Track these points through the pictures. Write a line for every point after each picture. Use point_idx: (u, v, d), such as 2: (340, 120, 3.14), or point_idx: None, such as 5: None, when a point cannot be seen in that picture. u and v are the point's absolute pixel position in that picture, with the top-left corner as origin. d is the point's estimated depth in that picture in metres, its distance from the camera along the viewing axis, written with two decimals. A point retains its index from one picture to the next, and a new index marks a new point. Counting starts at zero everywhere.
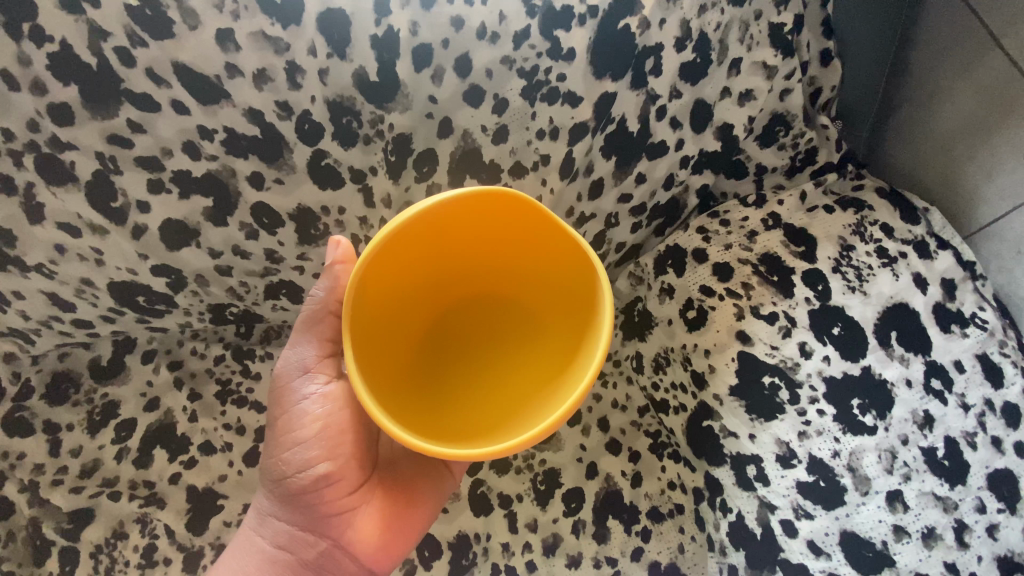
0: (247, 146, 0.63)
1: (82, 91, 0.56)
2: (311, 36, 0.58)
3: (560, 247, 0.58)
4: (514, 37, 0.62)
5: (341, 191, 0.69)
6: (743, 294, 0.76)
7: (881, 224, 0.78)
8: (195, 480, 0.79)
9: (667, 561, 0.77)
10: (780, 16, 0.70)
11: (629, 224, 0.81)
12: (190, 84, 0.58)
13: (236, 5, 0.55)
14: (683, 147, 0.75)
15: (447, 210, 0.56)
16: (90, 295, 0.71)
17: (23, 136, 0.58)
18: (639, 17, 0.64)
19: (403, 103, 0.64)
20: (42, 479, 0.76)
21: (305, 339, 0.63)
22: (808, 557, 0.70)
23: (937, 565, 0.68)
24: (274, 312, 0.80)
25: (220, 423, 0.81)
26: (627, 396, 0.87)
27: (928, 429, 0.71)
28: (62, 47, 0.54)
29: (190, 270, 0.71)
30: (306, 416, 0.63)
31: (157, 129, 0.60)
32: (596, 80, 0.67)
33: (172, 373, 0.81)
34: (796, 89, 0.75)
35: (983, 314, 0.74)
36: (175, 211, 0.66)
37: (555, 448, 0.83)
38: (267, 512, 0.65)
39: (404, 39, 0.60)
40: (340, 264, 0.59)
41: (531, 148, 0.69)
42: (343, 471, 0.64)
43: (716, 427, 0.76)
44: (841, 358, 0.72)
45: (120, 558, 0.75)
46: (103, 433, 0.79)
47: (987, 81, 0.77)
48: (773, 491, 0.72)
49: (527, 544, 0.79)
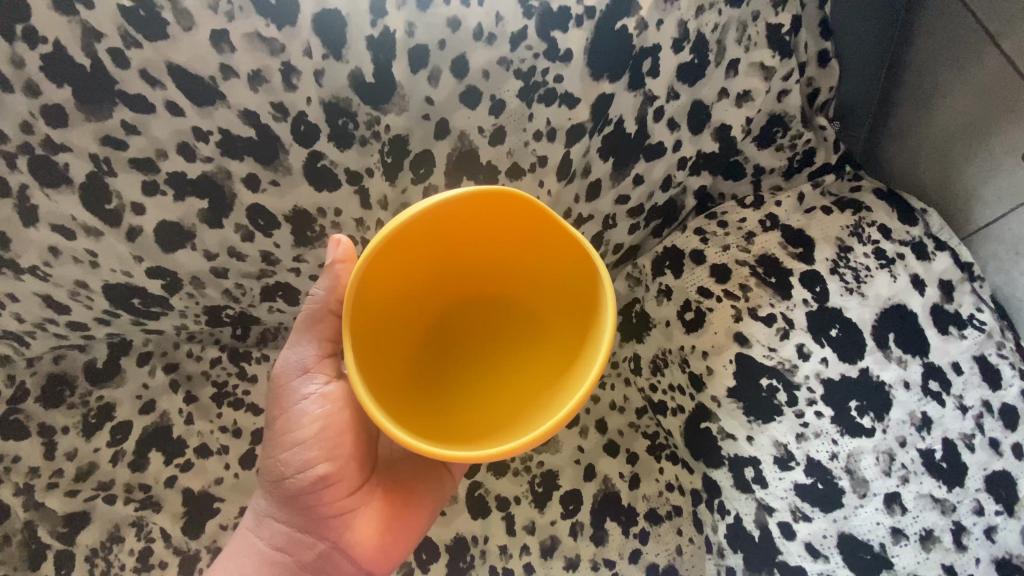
0: (242, 148, 0.63)
1: (75, 92, 0.56)
2: (307, 37, 0.58)
3: (562, 246, 0.57)
4: (510, 37, 0.62)
5: (338, 192, 0.68)
6: (741, 295, 0.76)
7: (879, 225, 0.78)
8: (191, 483, 0.78)
9: (665, 563, 0.78)
10: (778, 16, 0.70)
11: (627, 225, 0.80)
12: (184, 85, 0.58)
13: (231, 5, 0.55)
14: (681, 148, 0.75)
15: (448, 210, 0.56)
16: (85, 297, 0.71)
17: (17, 137, 0.57)
18: (636, 17, 0.64)
19: (400, 104, 0.63)
20: (37, 482, 0.76)
21: (305, 339, 0.63)
22: (806, 559, 0.70)
23: (935, 567, 0.68)
24: (271, 313, 0.79)
25: (217, 425, 0.81)
26: (625, 397, 0.87)
27: (926, 431, 0.71)
28: (56, 48, 0.54)
29: (185, 272, 0.71)
30: (306, 416, 0.63)
31: (152, 130, 0.60)
32: (593, 82, 0.66)
33: (168, 375, 0.81)
34: (794, 89, 0.74)
35: (981, 315, 0.74)
36: (170, 213, 0.66)
37: (553, 450, 0.83)
38: (266, 512, 0.65)
39: (400, 40, 0.60)
40: (339, 263, 0.59)
41: (528, 149, 0.69)
42: (343, 472, 0.64)
43: (714, 429, 0.76)
44: (839, 359, 0.72)
45: (116, 562, 0.74)
46: (98, 436, 0.78)
47: (984, 82, 0.76)
48: (770, 493, 0.72)
49: (525, 546, 0.79)
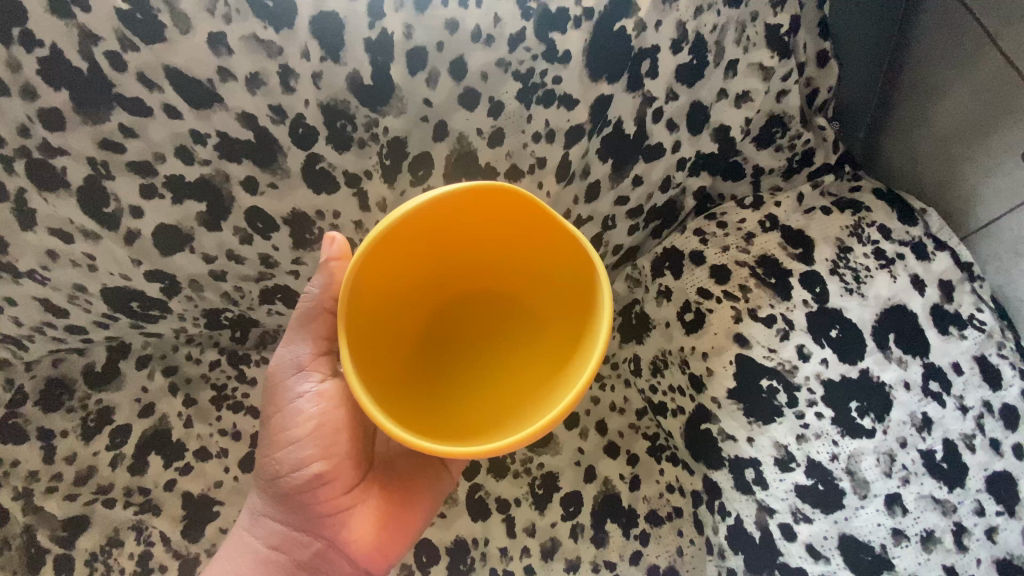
0: (240, 150, 0.62)
1: (73, 96, 0.56)
2: (304, 40, 0.57)
3: (558, 240, 0.57)
4: (508, 39, 0.62)
5: (336, 195, 0.68)
6: (741, 296, 0.76)
7: (878, 226, 0.78)
8: (190, 487, 0.78)
9: (666, 565, 0.77)
10: (777, 16, 0.70)
11: (627, 226, 0.80)
12: (180, 88, 0.57)
13: (227, 8, 0.55)
14: (680, 148, 0.74)
15: (446, 205, 0.56)
16: (84, 301, 0.71)
17: (15, 142, 0.57)
18: (634, 18, 0.64)
19: (398, 107, 0.63)
20: (36, 486, 0.75)
21: (300, 337, 0.62)
22: (808, 561, 0.70)
23: (936, 568, 0.68)
24: (269, 316, 0.79)
25: (216, 429, 0.80)
26: (626, 398, 0.86)
27: (926, 432, 0.71)
28: (53, 52, 0.54)
29: (184, 275, 0.71)
30: (300, 415, 0.62)
31: (150, 133, 0.59)
32: (592, 83, 0.66)
33: (167, 378, 0.81)
34: (793, 90, 0.74)
35: (981, 315, 0.74)
36: (169, 216, 0.65)
37: (553, 452, 0.83)
38: (261, 511, 0.65)
39: (398, 42, 0.60)
40: (335, 261, 0.59)
41: (528, 151, 0.69)
42: (339, 470, 0.64)
43: (714, 430, 0.76)
44: (839, 360, 0.72)
45: (116, 566, 0.74)
46: (97, 440, 0.78)
47: (984, 82, 0.76)
48: (771, 495, 0.72)
49: (526, 549, 0.78)
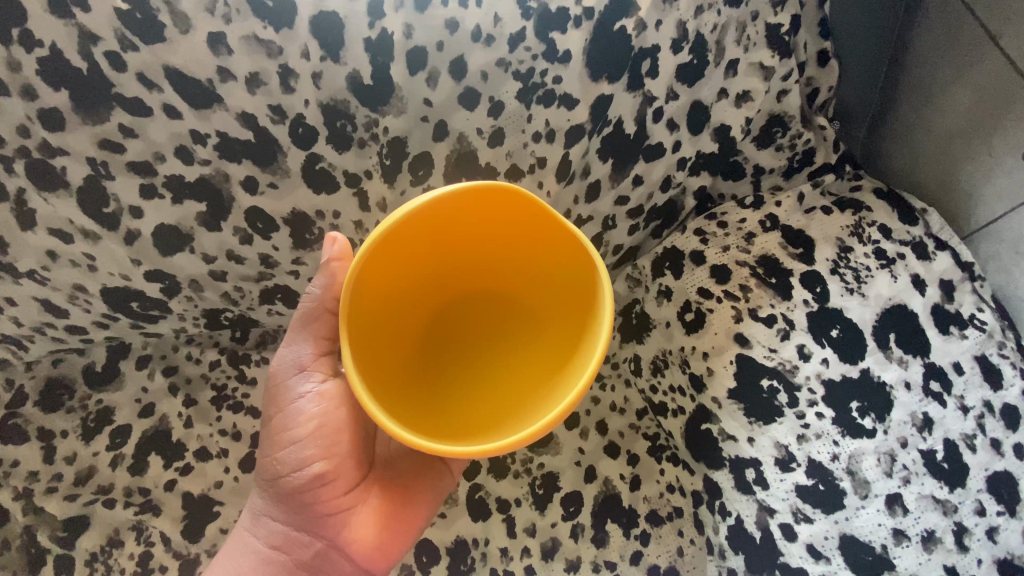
0: (240, 150, 0.62)
1: (72, 97, 0.56)
2: (304, 40, 0.57)
3: (559, 240, 0.57)
4: (508, 39, 0.61)
5: (336, 194, 0.68)
6: (742, 296, 0.76)
7: (879, 226, 0.78)
8: (190, 487, 0.78)
9: (667, 565, 0.77)
10: (777, 16, 0.70)
11: (628, 226, 0.80)
12: (180, 87, 0.57)
13: (227, 8, 0.55)
14: (681, 148, 0.74)
15: (447, 205, 0.56)
16: (84, 301, 0.70)
17: (14, 142, 0.57)
18: (634, 18, 0.64)
19: (398, 107, 0.63)
20: (36, 487, 0.75)
21: (301, 338, 0.62)
22: (808, 561, 0.70)
23: (937, 568, 0.68)
24: (269, 316, 0.79)
25: (216, 429, 0.80)
26: (626, 398, 0.86)
27: (927, 432, 0.71)
28: (52, 52, 0.53)
29: (184, 275, 0.71)
30: (301, 415, 0.62)
31: (149, 133, 0.59)
32: (592, 82, 0.66)
33: (167, 379, 0.81)
34: (793, 89, 0.74)
35: (982, 315, 0.74)
36: (168, 216, 0.65)
37: (553, 452, 0.83)
38: (262, 511, 0.65)
39: (398, 42, 0.60)
40: (336, 262, 0.59)
41: (528, 150, 0.69)
42: (340, 470, 0.63)
43: (715, 430, 0.76)
44: (840, 360, 0.72)
45: (116, 566, 0.74)
46: (97, 440, 0.78)
47: (985, 82, 0.76)
48: (772, 495, 0.72)
49: (526, 549, 0.78)
